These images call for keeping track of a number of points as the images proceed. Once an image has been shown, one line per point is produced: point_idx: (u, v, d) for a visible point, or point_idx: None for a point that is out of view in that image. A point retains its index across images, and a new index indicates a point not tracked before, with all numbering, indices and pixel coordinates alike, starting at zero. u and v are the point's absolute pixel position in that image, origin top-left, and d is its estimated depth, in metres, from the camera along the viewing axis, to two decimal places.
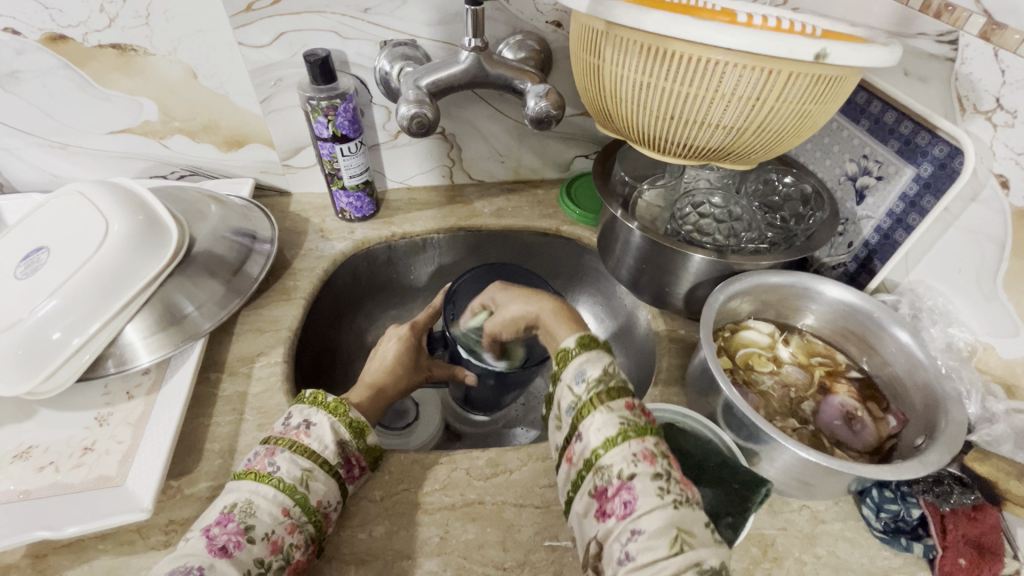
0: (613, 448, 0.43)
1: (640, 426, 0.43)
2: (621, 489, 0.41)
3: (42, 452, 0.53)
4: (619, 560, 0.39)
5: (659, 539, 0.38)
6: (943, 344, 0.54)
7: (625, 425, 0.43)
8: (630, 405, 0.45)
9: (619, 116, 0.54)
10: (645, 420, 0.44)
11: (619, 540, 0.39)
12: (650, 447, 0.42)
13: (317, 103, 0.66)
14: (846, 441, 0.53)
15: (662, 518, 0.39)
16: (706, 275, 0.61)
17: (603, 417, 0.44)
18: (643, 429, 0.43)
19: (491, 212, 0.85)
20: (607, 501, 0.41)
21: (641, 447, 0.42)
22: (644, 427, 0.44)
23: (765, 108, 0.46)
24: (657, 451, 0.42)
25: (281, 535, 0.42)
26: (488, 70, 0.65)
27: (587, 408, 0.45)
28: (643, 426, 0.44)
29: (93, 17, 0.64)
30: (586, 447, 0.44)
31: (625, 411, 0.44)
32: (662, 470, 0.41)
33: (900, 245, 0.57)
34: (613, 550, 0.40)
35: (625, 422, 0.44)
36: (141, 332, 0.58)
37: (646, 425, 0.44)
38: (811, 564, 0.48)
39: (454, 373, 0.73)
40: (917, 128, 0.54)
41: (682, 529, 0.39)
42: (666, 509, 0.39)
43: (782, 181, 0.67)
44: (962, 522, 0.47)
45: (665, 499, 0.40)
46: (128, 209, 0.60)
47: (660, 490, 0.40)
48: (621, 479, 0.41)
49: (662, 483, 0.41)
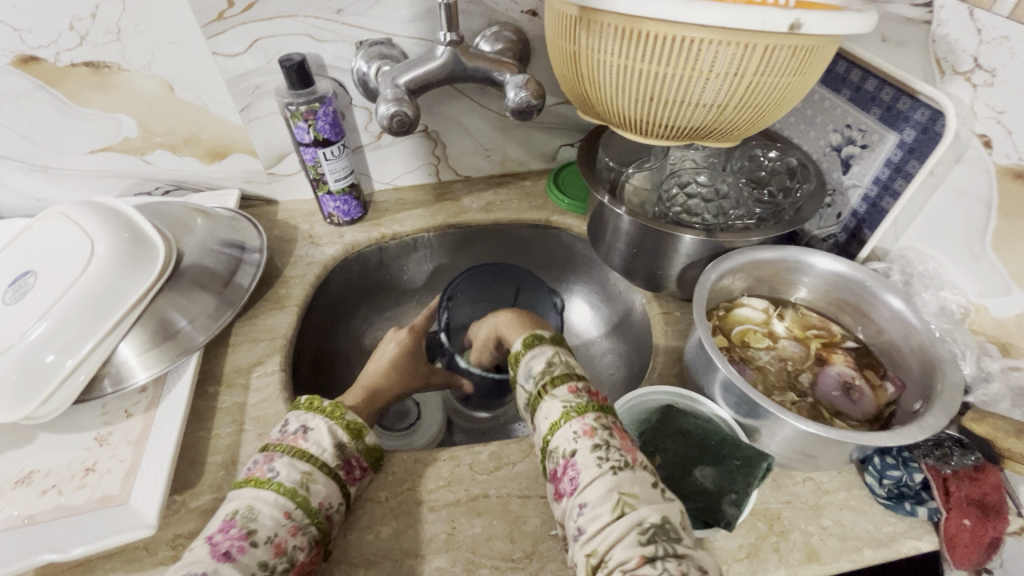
0: (558, 430, 0.45)
1: (580, 405, 0.46)
2: (566, 467, 0.43)
3: (44, 475, 0.53)
4: (574, 535, 0.41)
5: (601, 506, 0.40)
6: (936, 308, 0.54)
7: (568, 407, 0.46)
8: (573, 390, 0.48)
9: (599, 101, 0.53)
10: (587, 399, 0.47)
11: (572, 515, 0.41)
12: (590, 422, 0.45)
13: (296, 108, 0.66)
14: (846, 411, 0.53)
15: (603, 485, 0.41)
16: (697, 255, 0.61)
17: (548, 405, 0.47)
18: (584, 407, 0.46)
19: (479, 207, 0.85)
20: (557, 482, 0.44)
21: (581, 424, 0.45)
22: (585, 405, 0.46)
23: (744, 83, 0.46)
24: (596, 424, 0.44)
25: (285, 537, 0.42)
26: (466, 64, 0.65)
27: (536, 401, 0.49)
28: (584, 405, 0.46)
29: (63, 36, 0.63)
30: (539, 436, 0.47)
31: (567, 395, 0.47)
32: (602, 441, 0.43)
33: (888, 212, 0.57)
34: (571, 521, 0.41)
35: (567, 405, 0.46)
36: (135, 349, 0.58)
37: (587, 403, 0.46)
38: (817, 534, 0.48)
39: (452, 379, 0.74)
40: (898, 94, 0.54)
41: (623, 493, 0.40)
42: (606, 477, 0.41)
43: (767, 156, 0.67)
44: (964, 484, 0.47)
45: (604, 466, 0.42)
46: (114, 228, 0.59)
47: (599, 460, 0.42)
48: (566, 457, 0.44)
49: (601, 453, 0.43)
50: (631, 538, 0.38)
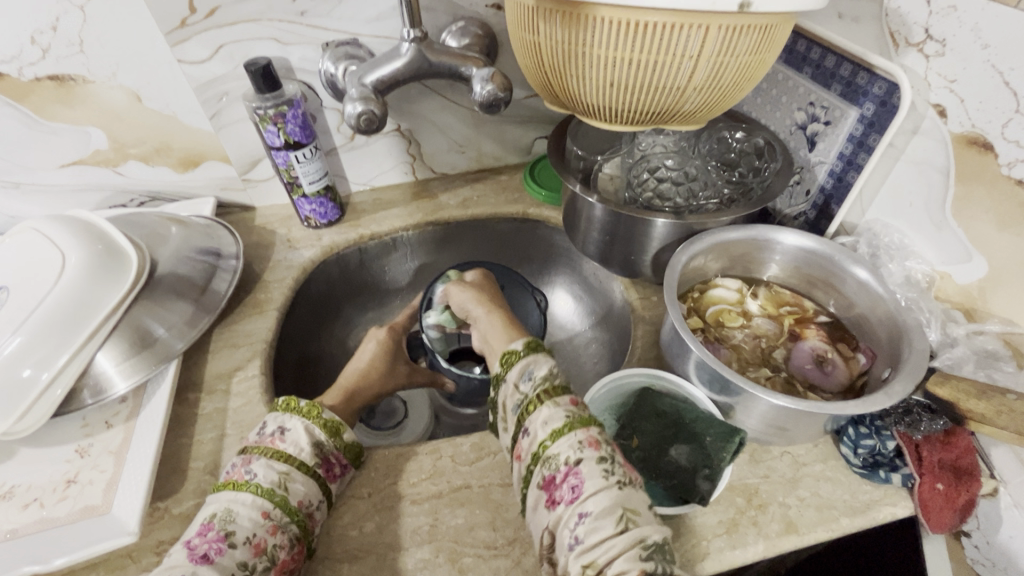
0: (560, 438, 0.44)
1: (585, 416, 0.45)
2: (568, 475, 0.42)
3: (25, 490, 0.53)
4: (569, 546, 0.39)
5: (604, 518, 0.39)
6: (902, 277, 0.56)
7: (571, 418, 0.45)
8: (575, 401, 0.47)
9: (563, 91, 0.53)
10: (588, 412, 0.46)
11: (567, 525, 0.40)
12: (595, 434, 0.44)
13: (264, 112, 0.66)
14: (819, 384, 0.53)
15: (608, 498, 0.40)
16: (669, 238, 0.62)
17: (550, 411, 0.45)
18: (588, 420, 0.45)
19: (457, 203, 0.85)
20: (553, 489, 0.42)
21: (587, 435, 0.43)
22: (588, 418, 0.45)
23: (703, 65, 0.46)
24: (601, 438, 0.44)
25: (263, 537, 0.42)
26: (431, 60, 0.65)
27: (533, 405, 0.47)
28: (587, 418, 0.45)
29: (25, 50, 0.63)
30: (534, 440, 0.45)
31: (570, 406, 0.46)
32: (607, 455, 0.43)
33: (853, 186, 0.58)
34: (564, 532, 0.40)
35: (570, 415, 0.45)
36: (113, 359, 0.58)
37: (591, 417, 0.45)
38: (795, 506, 0.49)
39: (435, 380, 0.75)
40: (856, 69, 0.54)
41: (627, 508, 0.40)
42: (611, 490, 0.41)
43: (735, 137, 0.67)
44: (936, 448, 0.48)
45: (610, 480, 0.41)
46: (85, 240, 0.59)
47: (605, 472, 0.41)
48: (569, 465, 0.42)
49: (607, 466, 0.42)
50: (634, 553, 0.38)
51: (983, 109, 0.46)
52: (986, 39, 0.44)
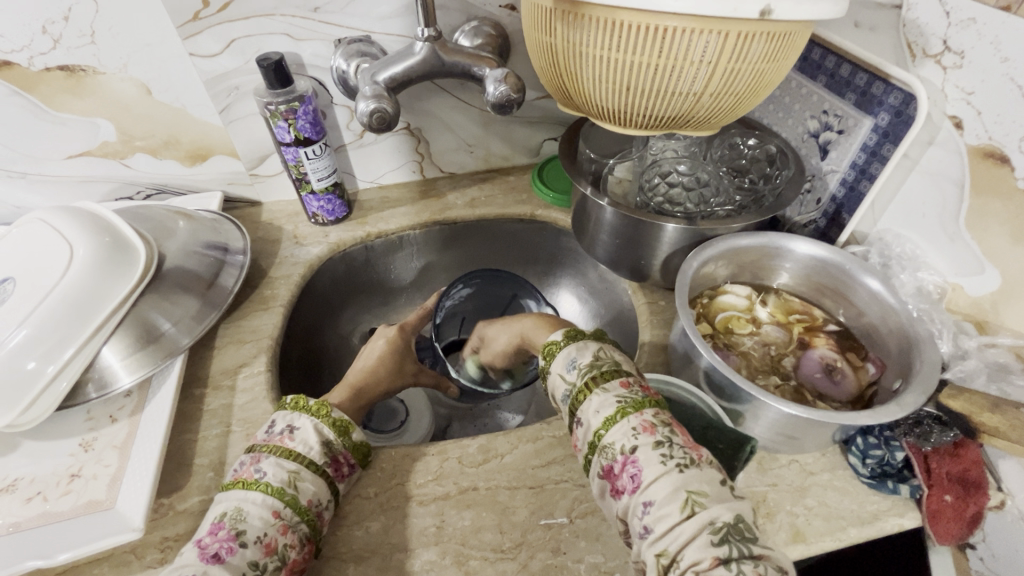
0: (613, 426, 0.43)
1: (637, 400, 0.44)
2: (626, 465, 0.41)
3: (28, 483, 0.53)
4: (642, 535, 0.39)
5: (668, 505, 0.38)
6: (914, 288, 0.56)
7: (623, 403, 0.44)
8: (626, 384, 0.46)
9: (577, 93, 0.53)
10: (642, 394, 0.45)
11: (635, 514, 0.40)
12: (649, 418, 0.43)
13: (276, 108, 0.66)
14: (828, 393, 0.53)
15: (669, 484, 0.39)
16: (680, 243, 0.61)
17: (600, 399, 0.45)
18: (641, 403, 0.44)
19: (465, 203, 0.85)
20: (617, 480, 0.42)
21: (640, 420, 0.43)
22: (641, 401, 0.44)
23: (721, 71, 0.46)
24: (656, 421, 0.43)
25: (274, 536, 0.42)
26: (444, 58, 0.65)
27: (584, 394, 0.46)
28: (641, 401, 0.44)
29: (37, 40, 0.63)
30: (589, 429, 0.45)
31: (621, 390, 0.45)
32: (664, 438, 0.42)
33: (865, 196, 0.58)
34: (635, 518, 0.40)
35: (623, 400, 0.44)
36: (119, 353, 0.58)
37: (644, 399, 0.44)
38: (802, 515, 0.49)
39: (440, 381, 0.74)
40: (871, 79, 0.54)
41: (691, 491, 0.39)
42: (671, 475, 0.40)
43: (747, 144, 0.68)
44: (945, 460, 0.48)
45: (668, 464, 0.40)
46: (93, 232, 0.59)
47: (663, 457, 0.41)
48: (625, 454, 0.42)
49: (664, 451, 0.41)
50: (704, 538, 0.36)
51: (1001, 122, 0.45)
52: (1005, 53, 0.44)
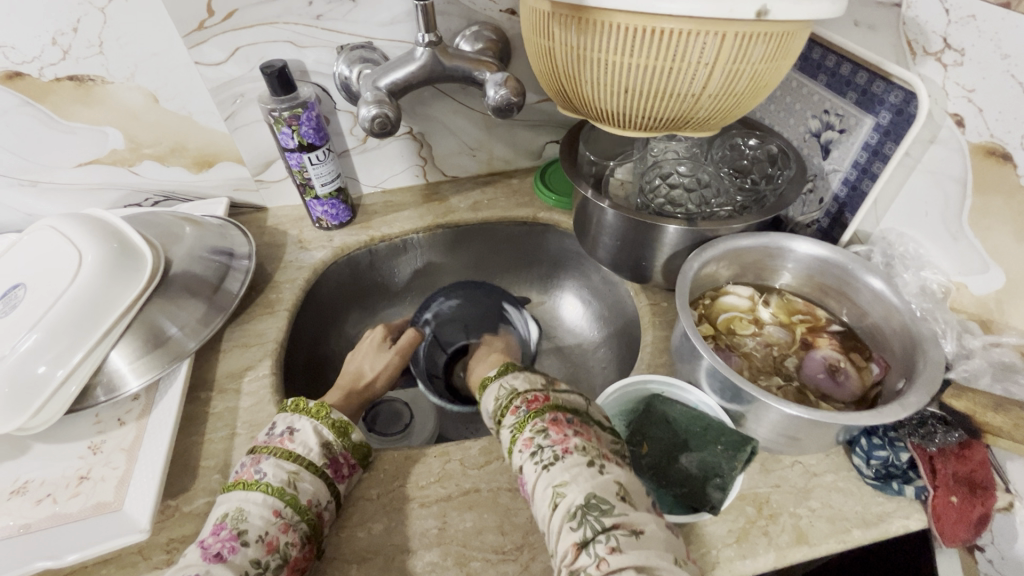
0: (511, 452, 0.46)
1: (519, 421, 0.47)
2: (519, 480, 0.45)
3: (38, 485, 0.53)
4: (544, 534, 0.42)
5: (542, 505, 0.42)
6: (918, 288, 0.55)
7: (512, 430, 0.47)
8: (514, 411, 0.48)
9: (577, 95, 0.53)
10: (525, 412, 0.47)
11: (536, 518, 0.43)
12: (528, 433, 0.45)
13: (279, 114, 0.67)
14: (831, 393, 0.53)
15: (540, 486, 0.42)
16: (682, 244, 0.61)
17: (501, 434, 0.48)
18: (522, 422, 0.46)
19: (468, 206, 0.85)
20: (524, 493, 0.45)
21: (522, 439, 0.45)
22: (523, 419, 0.47)
23: (719, 72, 0.46)
24: (532, 432, 0.45)
25: (275, 535, 0.43)
26: (445, 64, 0.65)
27: (499, 431, 0.49)
28: (523, 419, 0.47)
29: (47, 51, 0.64)
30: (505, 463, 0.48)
31: (510, 419, 0.47)
32: (537, 445, 0.44)
33: (867, 194, 0.58)
34: (537, 519, 0.43)
35: (511, 428, 0.47)
36: (127, 357, 0.59)
37: (524, 416, 0.47)
38: (806, 517, 0.49)
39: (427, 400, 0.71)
40: (872, 78, 0.54)
41: (555, 485, 0.41)
42: (541, 477, 0.42)
43: (748, 145, 0.67)
44: (950, 462, 0.47)
45: (539, 468, 0.43)
46: (101, 238, 0.60)
47: (535, 464, 0.43)
48: (518, 473, 0.45)
49: (537, 457, 0.44)
50: (565, 528, 0.39)
51: (1002, 119, 0.45)
52: (1006, 49, 0.44)
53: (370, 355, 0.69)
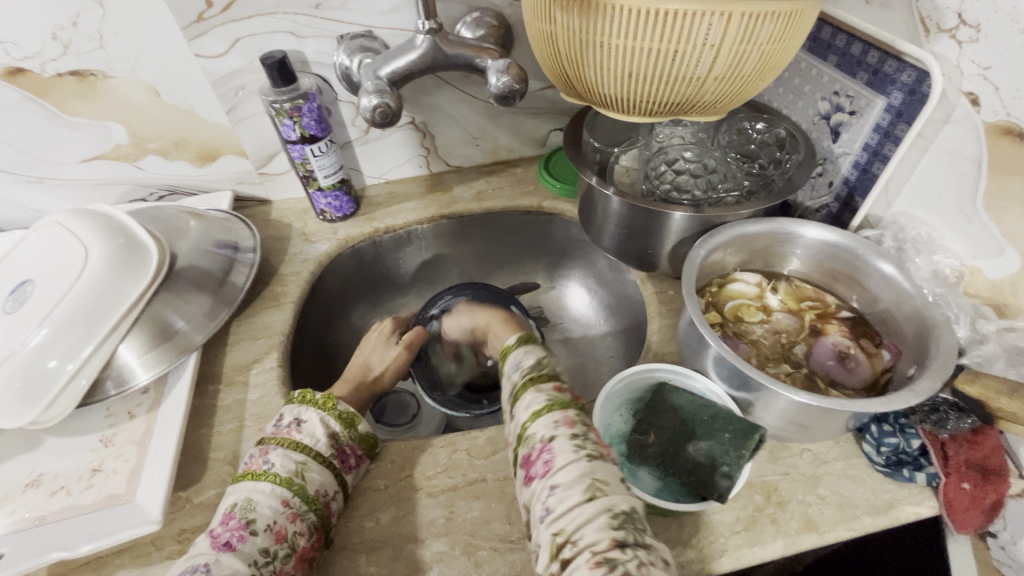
0: (539, 419, 0.46)
1: (563, 401, 0.47)
2: (543, 451, 0.44)
3: (52, 478, 0.54)
4: (541, 517, 0.41)
5: (573, 488, 0.41)
6: (930, 273, 0.54)
7: (552, 401, 0.47)
8: (558, 387, 0.49)
9: (580, 82, 0.52)
10: (570, 397, 0.48)
11: (540, 496, 0.42)
12: (572, 415, 0.46)
13: (280, 106, 0.66)
14: (841, 380, 0.52)
15: (576, 470, 0.41)
16: (688, 231, 0.60)
17: (532, 395, 0.48)
18: (566, 403, 0.47)
19: (471, 196, 0.85)
20: (529, 467, 0.44)
21: (563, 416, 0.45)
22: (567, 402, 0.47)
23: (725, 54, 0.45)
24: (577, 417, 0.45)
25: (284, 524, 0.43)
26: (446, 51, 0.64)
27: (520, 390, 0.50)
28: (566, 401, 0.47)
29: (47, 46, 0.64)
30: (518, 423, 0.47)
31: (553, 391, 0.48)
32: (580, 431, 0.44)
33: (878, 177, 0.56)
34: (537, 500, 0.42)
35: (551, 399, 0.47)
36: (136, 351, 0.60)
37: (570, 401, 0.47)
38: (815, 504, 0.48)
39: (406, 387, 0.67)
40: (883, 57, 0.53)
41: (595, 477, 0.41)
42: (580, 462, 0.42)
43: (755, 129, 0.66)
44: (962, 448, 0.47)
45: (581, 453, 0.43)
46: (107, 234, 0.60)
47: (576, 446, 0.43)
48: (543, 442, 0.44)
49: (578, 442, 0.43)
50: (602, 520, 0.39)
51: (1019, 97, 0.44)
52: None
53: (377, 350, 0.69)
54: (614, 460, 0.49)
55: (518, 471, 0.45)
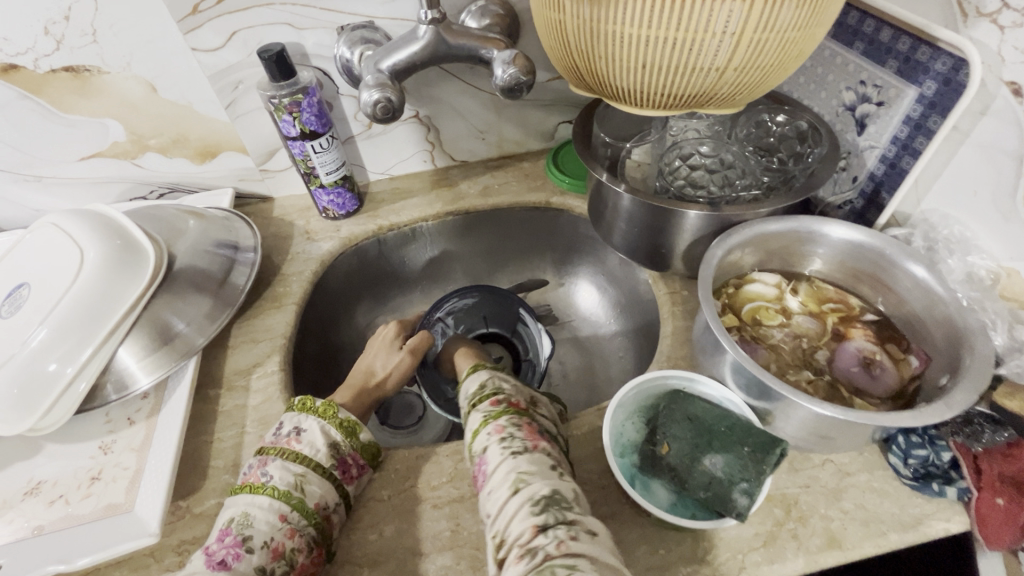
0: (476, 436, 0.45)
1: (496, 410, 0.46)
2: (478, 465, 0.43)
3: (51, 486, 0.53)
4: (486, 524, 0.40)
5: (500, 489, 0.40)
6: (963, 274, 0.51)
7: (486, 415, 0.46)
8: (494, 401, 0.47)
9: (590, 74, 0.49)
10: (505, 405, 0.46)
11: (484, 505, 0.41)
12: (502, 421, 0.45)
13: (280, 101, 0.64)
14: (866, 389, 0.49)
15: (503, 471, 0.41)
16: (704, 230, 0.58)
17: (471, 416, 0.47)
18: (499, 412, 0.46)
19: (477, 191, 0.82)
20: (475, 481, 0.44)
21: (492, 425, 0.45)
22: (501, 410, 0.46)
23: (745, 43, 0.42)
24: (507, 421, 0.44)
25: (281, 541, 0.42)
26: (450, 41, 0.61)
27: (468, 414, 0.48)
28: (501, 410, 0.46)
29: (40, 41, 0.62)
30: (466, 445, 0.47)
31: (487, 406, 0.47)
32: (507, 433, 0.44)
33: (907, 173, 0.53)
34: (484, 508, 0.42)
35: (486, 413, 0.46)
36: (135, 355, 0.58)
37: (503, 408, 0.46)
38: (838, 519, 0.46)
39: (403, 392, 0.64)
40: (916, 43, 0.49)
41: (520, 472, 0.40)
42: (504, 461, 0.41)
43: (775, 121, 0.63)
44: (997, 461, 0.44)
45: (506, 453, 0.42)
46: (104, 235, 0.59)
47: (503, 448, 0.42)
48: (479, 457, 0.44)
49: (506, 444, 0.43)
50: (524, 510, 0.38)
51: None
52: None
53: (381, 354, 0.67)
54: (624, 472, 0.47)
55: (475, 490, 0.45)
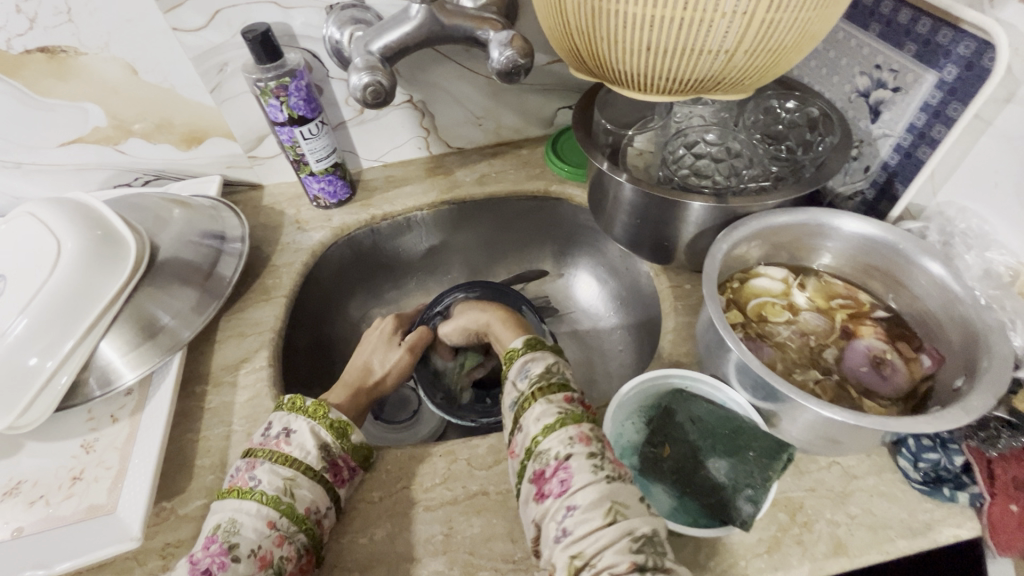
0: (551, 434, 0.43)
1: (576, 414, 0.44)
2: (558, 469, 0.41)
3: (31, 486, 0.52)
4: (556, 538, 0.38)
5: (593, 511, 0.38)
6: (980, 271, 0.49)
7: (564, 415, 0.44)
8: (569, 398, 0.45)
9: (591, 56, 0.46)
10: (582, 409, 0.45)
11: (554, 516, 0.39)
12: (587, 431, 0.43)
13: (265, 85, 0.61)
14: (875, 389, 0.48)
15: (595, 492, 0.39)
16: (709, 222, 0.55)
17: (542, 408, 0.44)
18: (580, 417, 0.44)
19: (474, 179, 0.80)
20: (542, 484, 0.41)
21: (577, 430, 0.42)
22: (579, 415, 0.44)
23: (758, 23, 0.39)
24: (592, 434, 0.43)
25: (269, 549, 0.40)
26: (444, 22, 0.58)
27: (528, 401, 0.45)
28: (578, 414, 0.44)
29: (11, 20, 0.59)
30: (526, 438, 0.44)
31: (563, 403, 0.45)
32: (598, 450, 0.42)
33: (924, 164, 0.51)
34: (551, 518, 0.39)
35: (564, 413, 0.44)
36: (119, 349, 0.56)
37: (582, 414, 0.44)
38: (844, 525, 0.44)
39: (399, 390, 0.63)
40: (937, 25, 0.46)
41: (616, 501, 0.39)
42: (599, 484, 0.39)
43: (784, 108, 0.60)
44: (1012, 466, 0.43)
45: (599, 474, 0.40)
46: (83, 225, 0.56)
47: (594, 467, 0.40)
48: (558, 460, 0.41)
49: (597, 462, 0.41)
50: (622, 544, 0.37)
51: None
52: None
53: (379, 350, 0.65)
54: None
55: (527, 486, 0.42)
